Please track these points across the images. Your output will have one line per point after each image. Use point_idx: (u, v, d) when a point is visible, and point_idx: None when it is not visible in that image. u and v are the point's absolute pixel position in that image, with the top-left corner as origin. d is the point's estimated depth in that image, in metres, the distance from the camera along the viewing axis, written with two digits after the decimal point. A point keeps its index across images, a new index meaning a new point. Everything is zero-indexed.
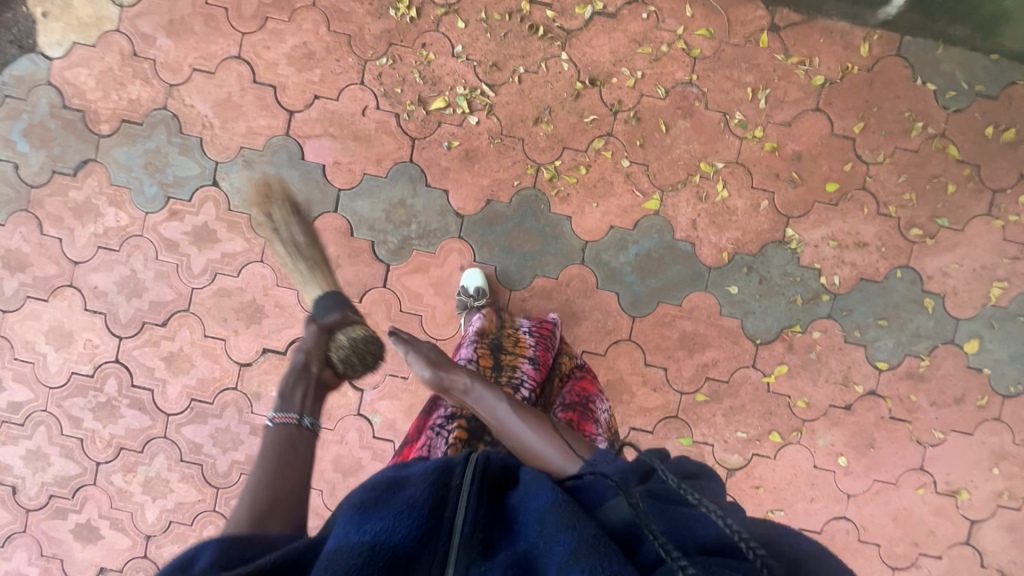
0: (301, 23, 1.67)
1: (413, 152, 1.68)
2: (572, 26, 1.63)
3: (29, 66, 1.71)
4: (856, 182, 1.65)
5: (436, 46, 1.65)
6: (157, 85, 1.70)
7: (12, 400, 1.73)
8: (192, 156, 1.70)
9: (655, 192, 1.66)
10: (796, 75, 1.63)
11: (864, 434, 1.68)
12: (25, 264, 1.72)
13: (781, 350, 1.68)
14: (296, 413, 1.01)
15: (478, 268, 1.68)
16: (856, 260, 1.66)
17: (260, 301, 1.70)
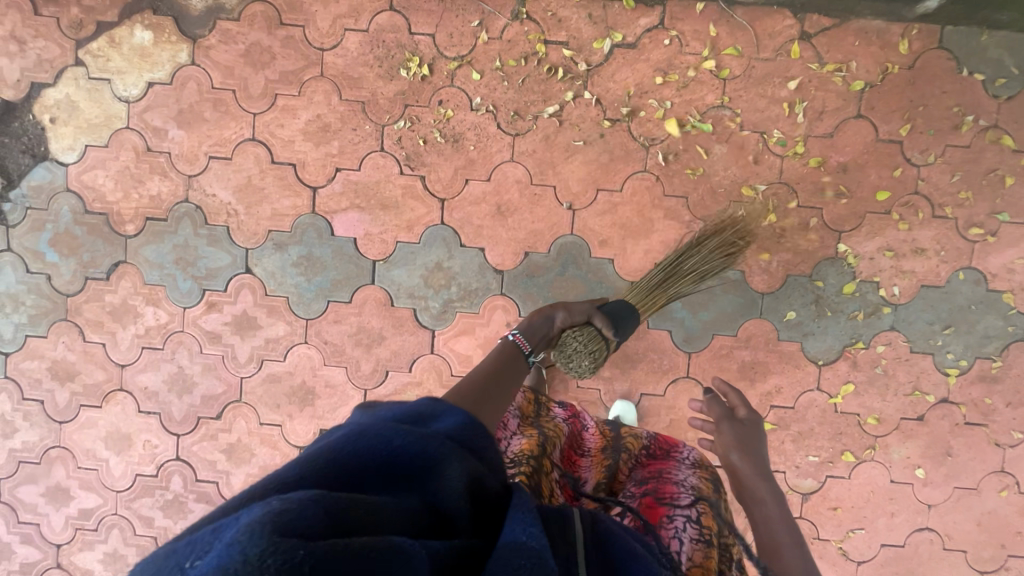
0: (312, 95, 1.62)
1: (443, 214, 1.63)
2: (592, 62, 1.56)
3: (45, 174, 1.68)
4: (908, 186, 1.57)
5: (454, 102, 1.59)
6: (176, 178, 1.66)
7: (82, 507, 1.75)
8: (221, 245, 1.67)
9: (697, 224, 1.61)
10: (832, 82, 1.55)
11: (939, 443, 1.65)
12: (73, 373, 1.73)
13: (845, 369, 1.63)
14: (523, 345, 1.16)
15: None
16: (915, 268, 1.60)
17: (310, 383, 1.69)
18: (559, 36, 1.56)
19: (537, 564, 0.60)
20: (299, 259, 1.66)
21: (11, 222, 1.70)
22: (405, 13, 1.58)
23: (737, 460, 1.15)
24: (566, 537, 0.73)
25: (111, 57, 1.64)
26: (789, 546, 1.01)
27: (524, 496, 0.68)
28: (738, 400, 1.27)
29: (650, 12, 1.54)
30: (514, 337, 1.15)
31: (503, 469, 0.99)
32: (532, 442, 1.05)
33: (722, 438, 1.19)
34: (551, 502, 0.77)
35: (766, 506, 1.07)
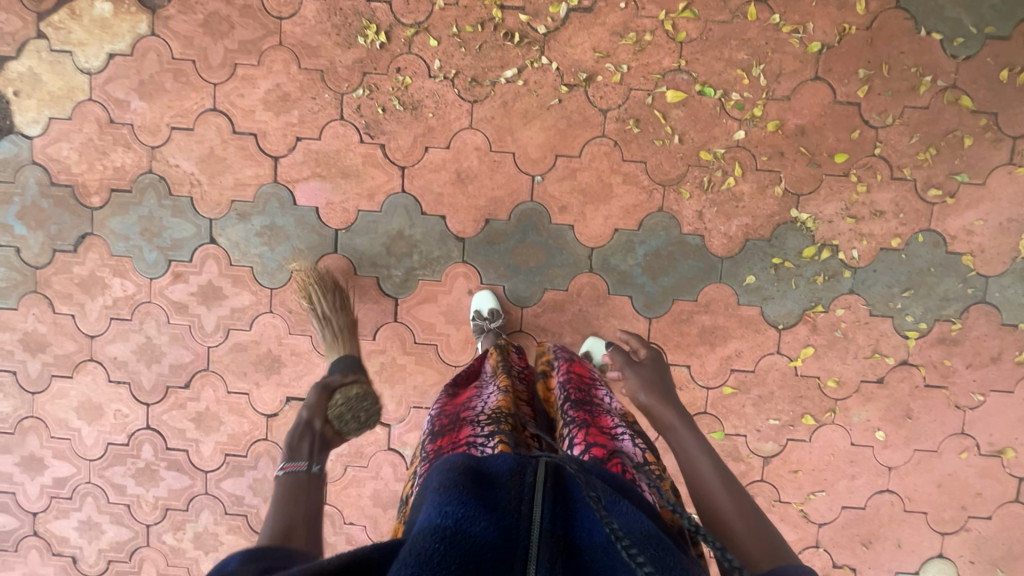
0: (271, 65, 1.62)
1: (404, 182, 1.64)
2: (549, 27, 1.56)
3: (11, 148, 1.70)
4: (866, 148, 1.57)
5: (412, 69, 1.60)
6: (139, 149, 1.67)
7: (57, 476, 1.78)
8: (185, 216, 1.69)
9: (656, 189, 1.61)
10: (790, 44, 1.54)
11: (899, 405, 1.66)
12: (44, 344, 1.75)
13: (805, 333, 1.64)
14: (304, 461, 0.97)
15: (487, 290, 1.66)
16: (874, 231, 1.60)
17: (276, 351, 1.71)
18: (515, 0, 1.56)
19: (450, 534, 0.69)
20: (262, 229, 1.68)
21: None
22: None
23: (643, 397, 1.16)
24: (519, 484, 0.80)
25: (72, 29, 1.65)
26: (701, 457, 1.00)
27: (452, 476, 0.79)
28: (639, 343, 1.30)
29: None
30: (338, 470, 0.96)
31: (481, 425, 0.99)
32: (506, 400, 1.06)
33: (629, 383, 1.19)
34: (510, 458, 0.85)
35: (677, 432, 1.07)
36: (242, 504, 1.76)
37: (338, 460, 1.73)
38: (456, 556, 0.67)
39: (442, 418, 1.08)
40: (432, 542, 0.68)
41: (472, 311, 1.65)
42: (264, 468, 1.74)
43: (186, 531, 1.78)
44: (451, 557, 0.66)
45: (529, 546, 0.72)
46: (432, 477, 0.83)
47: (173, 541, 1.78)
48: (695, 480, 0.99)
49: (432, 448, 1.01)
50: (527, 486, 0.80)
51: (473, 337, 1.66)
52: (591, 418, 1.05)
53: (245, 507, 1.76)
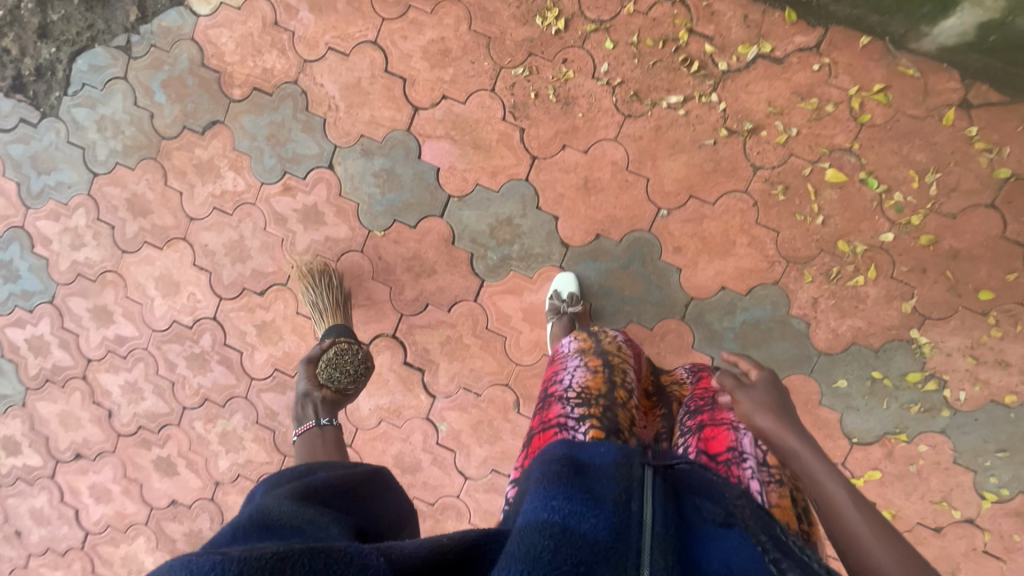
0: (443, 17, 1.61)
1: (530, 172, 1.62)
2: (730, 66, 1.49)
3: (177, 19, 1.75)
4: (1016, 294, 1.46)
5: (577, 64, 1.56)
6: (292, 58, 1.69)
7: (119, 334, 1.86)
8: (313, 135, 1.71)
9: (779, 261, 1.54)
10: (976, 162, 1.43)
11: (949, 561, 1.56)
12: (147, 211, 1.82)
13: (878, 455, 1.56)
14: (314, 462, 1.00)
15: (572, 273, 1.61)
16: (991, 379, 1.49)
17: (353, 290, 1.73)
18: (706, 29, 1.49)
19: (559, 531, 0.64)
20: (380, 171, 1.68)
21: (134, 54, 1.79)
22: None
23: (761, 420, 0.92)
24: (628, 483, 0.73)
25: None
26: (834, 484, 0.81)
27: (549, 470, 0.75)
28: (752, 363, 1.07)
29: (809, 31, 1.45)
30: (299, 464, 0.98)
31: (571, 404, 0.99)
32: (597, 380, 1.03)
33: (742, 405, 0.96)
34: (613, 451, 0.78)
35: (808, 462, 0.85)
36: (274, 420, 1.80)
37: (375, 412, 1.74)
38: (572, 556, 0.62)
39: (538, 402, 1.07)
40: (541, 536, 0.64)
41: (551, 291, 1.61)
42: None
43: (215, 425, 1.83)
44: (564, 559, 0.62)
45: (642, 547, 0.66)
46: (531, 468, 0.81)
47: (201, 430, 1.84)
48: (826, 509, 0.81)
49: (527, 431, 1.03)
50: (635, 483, 0.73)
51: (546, 317, 1.62)
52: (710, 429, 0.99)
53: (276, 423, 1.80)
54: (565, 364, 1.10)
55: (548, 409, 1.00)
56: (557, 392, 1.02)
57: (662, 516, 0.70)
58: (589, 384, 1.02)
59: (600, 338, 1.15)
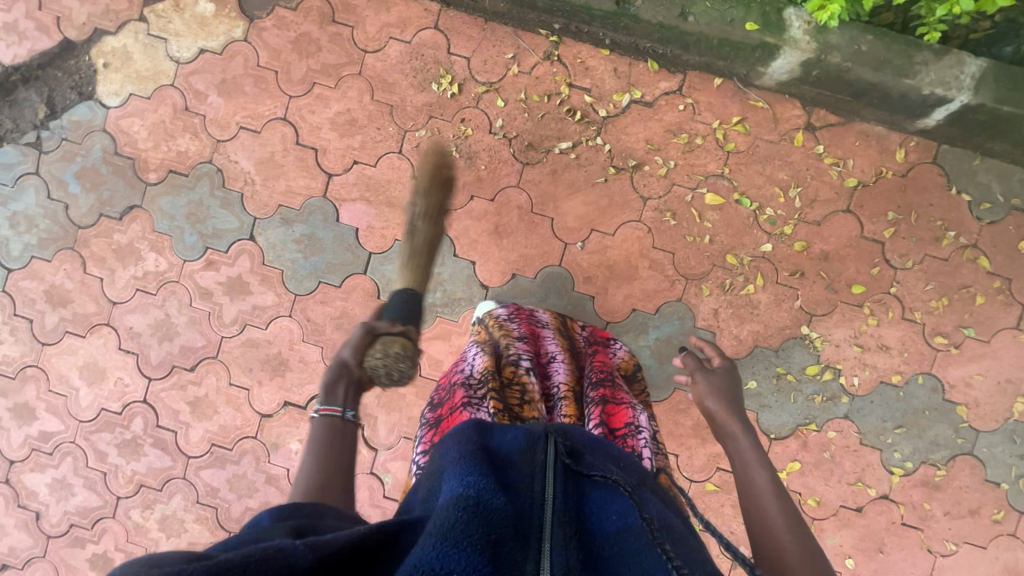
0: (346, 90, 1.73)
1: (444, 223, 1.72)
2: (609, 112, 1.67)
3: (87, 112, 1.80)
4: (883, 285, 1.65)
5: (475, 122, 1.70)
6: (205, 139, 1.77)
7: (44, 429, 1.80)
8: (231, 210, 1.76)
9: (679, 280, 1.68)
10: (829, 175, 1.64)
11: (873, 538, 1.68)
12: (67, 300, 1.81)
13: (795, 447, 1.68)
14: (339, 406, 1.06)
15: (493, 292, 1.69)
16: (877, 363, 1.66)
17: (285, 355, 1.75)
18: (584, 82, 1.67)
19: (472, 502, 0.68)
20: (301, 237, 1.75)
21: (45, 149, 1.82)
22: (448, 34, 1.70)
23: (710, 403, 1.14)
24: (528, 469, 0.80)
25: (172, 19, 1.77)
26: (758, 467, 0.96)
27: (465, 451, 0.79)
28: (712, 352, 1.27)
29: (671, 77, 1.64)
30: (318, 411, 1.04)
31: (473, 389, 1.12)
32: (495, 368, 1.20)
33: (697, 388, 1.19)
34: (517, 439, 0.84)
35: (735, 437, 1.05)
36: (214, 497, 1.76)
37: None
38: (482, 523, 0.65)
39: (439, 392, 1.20)
40: (456, 509, 0.66)
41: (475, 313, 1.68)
42: (246, 465, 1.76)
43: (154, 511, 1.78)
44: (476, 524, 0.65)
45: (544, 526, 0.71)
46: (445, 450, 0.83)
47: (139, 518, 1.78)
48: (744, 479, 0.96)
49: (433, 416, 1.14)
50: (535, 470, 0.80)
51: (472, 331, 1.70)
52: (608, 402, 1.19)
53: (217, 500, 1.76)
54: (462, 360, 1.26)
55: (454, 396, 1.13)
56: (461, 381, 1.16)
57: (560, 495, 0.77)
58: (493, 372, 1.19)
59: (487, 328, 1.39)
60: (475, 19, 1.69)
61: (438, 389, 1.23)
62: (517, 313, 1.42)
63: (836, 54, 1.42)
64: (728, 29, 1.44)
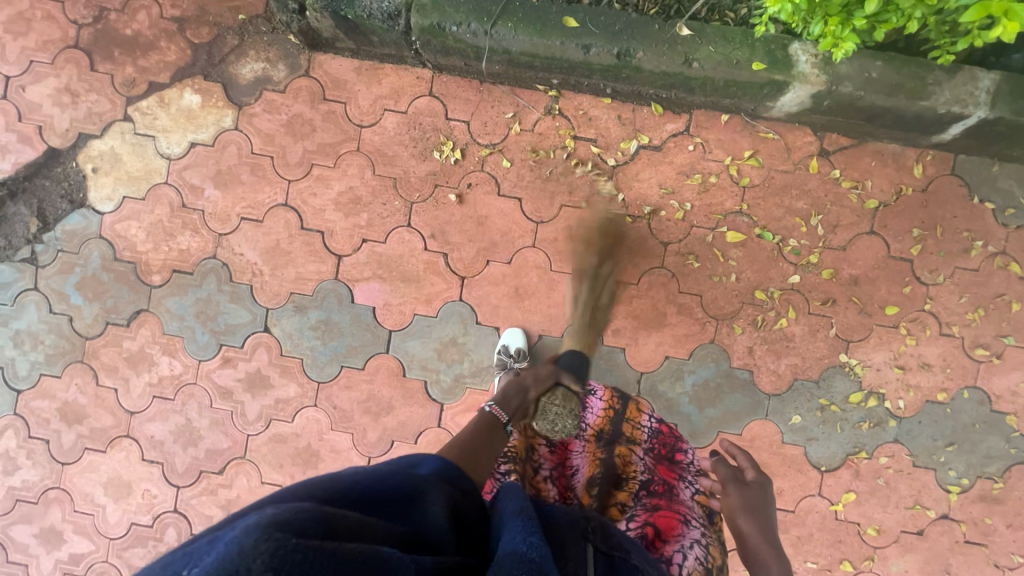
0: (347, 168, 1.68)
1: (463, 291, 1.68)
2: (618, 160, 1.63)
3: (81, 220, 1.74)
4: (916, 303, 1.62)
5: (482, 186, 1.66)
6: (206, 234, 1.71)
7: (73, 552, 1.73)
8: (242, 303, 1.71)
9: (709, 321, 1.64)
10: (848, 199, 1.61)
11: (938, 560, 1.64)
12: (82, 416, 1.74)
13: (847, 477, 1.64)
14: (504, 416, 1.20)
15: (519, 328, 1.66)
16: (920, 382, 1.62)
17: (315, 446, 1.70)
18: (589, 133, 1.63)
19: (534, 568, 0.70)
20: (317, 323, 1.70)
21: (41, 263, 1.75)
22: (444, 100, 1.66)
23: (742, 521, 1.17)
24: (574, 542, 0.87)
25: (158, 116, 1.72)
26: None
27: (524, 508, 0.83)
28: (748, 463, 1.29)
29: (677, 118, 1.61)
30: (489, 407, 1.21)
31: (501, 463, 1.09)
32: (522, 445, 1.17)
33: (728, 500, 1.21)
34: (561, 510, 0.94)
35: (771, 570, 1.11)
36: None
37: None
38: None
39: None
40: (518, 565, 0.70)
41: (499, 346, 1.65)
42: None
43: None
44: None
45: None
46: (502, 503, 0.87)
47: None
48: None
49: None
50: (577, 541, 0.87)
51: (493, 369, 1.66)
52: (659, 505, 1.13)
53: None
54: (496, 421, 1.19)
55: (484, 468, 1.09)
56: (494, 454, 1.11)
57: None
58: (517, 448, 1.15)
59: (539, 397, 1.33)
60: (469, 81, 1.65)
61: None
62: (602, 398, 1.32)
63: (847, 83, 1.39)
64: (735, 70, 1.40)
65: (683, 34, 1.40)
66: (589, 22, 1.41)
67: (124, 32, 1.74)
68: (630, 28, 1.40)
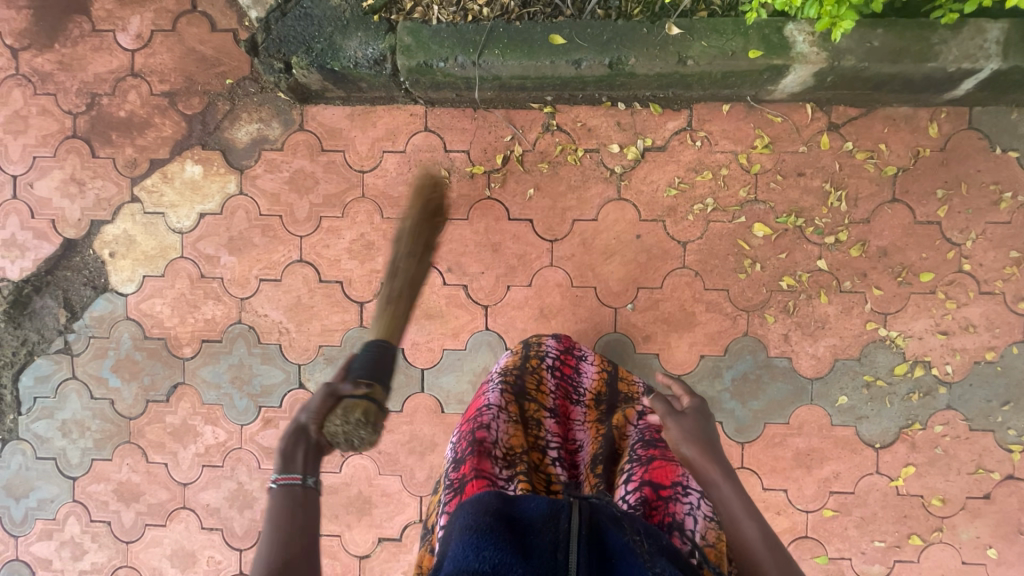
0: (355, 216, 1.68)
1: (488, 320, 1.67)
2: (624, 166, 1.61)
3: (107, 305, 1.78)
4: (952, 266, 1.57)
5: (491, 213, 1.65)
6: (229, 301, 1.73)
7: None
8: (274, 363, 1.73)
9: (740, 314, 1.62)
10: (865, 169, 1.57)
11: (1010, 522, 1.61)
12: (138, 494, 1.78)
13: (904, 451, 1.61)
14: (299, 473, 0.98)
15: None
16: (966, 345, 1.58)
17: (367, 492, 1.72)
18: (591, 143, 1.60)
19: None
20: None
21: (75, 352, 1.79)
22: (440, 132, 1.65)
23: (686, 449, 1.02)
24: (550, 534, 0.74)
25: (164, 191, 1.74)
26: (746, 519, 0.90)
27: (479, 520, 0.75)
28: (682, 391, 1.16)
29: (677, 115, 1.58)
30: (278, 481, 0.96)
31: (500, 465, 1.01)
32: (518, 436, 1.08)
33: (668, 433, 1.05)
34: (545, 501, 0.79)
35: (721, 488, 0.95)
36: None
37: None
38: None
39: (460, 442, 1.07)
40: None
41: None
42: None
43: None
44: None
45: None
46: (461, 514, 0.80)
47: None
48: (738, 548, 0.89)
49: (454, 477, 1.00)
50: (562, 536, 0.73)
51: None
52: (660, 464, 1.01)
53: None
54: (487, 410, 1.10)
55: (477, 459, 1.00)
56: (484, 441, 1.03)
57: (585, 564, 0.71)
58: (507, 444, 1.05)
59: (526, 363, 1.25)
60: (463, 110, 1.63)
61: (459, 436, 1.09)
62: (565, 347, 1.29)
63: (850, 56, 1.35)
64: (733, 61, 1.36)
65: (674, 34, 1.37)
66: (576, 36, 1.39)
67: (118, 114, 1.75)
68: (618, 37, 1.38)
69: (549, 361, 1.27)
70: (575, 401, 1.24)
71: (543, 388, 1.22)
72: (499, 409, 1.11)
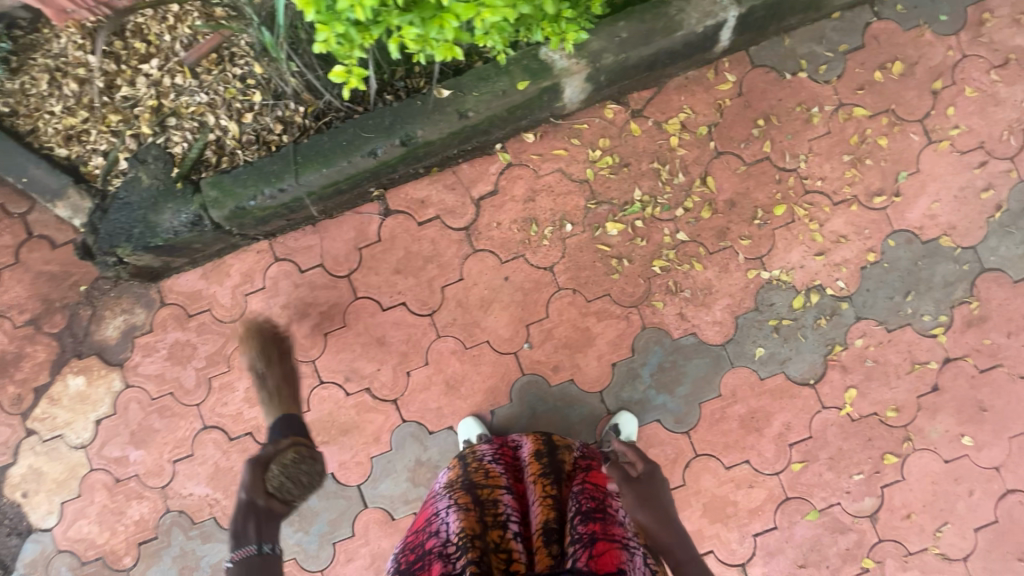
0: (241, 364, 1.68)
1: (401, 412, 1.65)
2: (467, 220, 1.64)
3: (36, 546, 1.72)
4: (799, 191, 1.61)
5: (365, 310, 1.66)
6: (151, 494, 1.69)
7: None
8: (216, 538, 1.67)
9: (631, 312, 1.62)
10: (682, 137, 1.63)
11: (968, 403, 1.57)
12: None
13: (839, 376, 1.59)
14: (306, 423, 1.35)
15: (471, 415, 1.62)
16: (846, 256, 1.60)
17: None
18: (429, 213, 1.65)
19: None
20: (290, 517, 1.65)
21: None
22: (291, 257, 1.68)
23: (640, 515, 1.17)
24: None
25: (56, 413, 1.73)
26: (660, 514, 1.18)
27: None
28: (635, 458, 1.32)
29: (495, 157, 1.64)
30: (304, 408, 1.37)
31: (453, 560, 0.94)
32: (471, 520, 1.02)
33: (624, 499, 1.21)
34: None
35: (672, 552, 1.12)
36: None
37: None
38: None
39: (406, 554, 1.03)
40: None
41: (461, 442, 1.60)
42: None
43: None
44: None
45: None
46: None
47: None
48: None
49: None
50: None
51: None
52: (602, 532, 1.00)
53: None
54: (436, 515, 1.07)
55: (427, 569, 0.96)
56: (433, 548, 0.99)
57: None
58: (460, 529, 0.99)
59: (468, 468, 1.18)
60: (303, 230, 1.68)
61: (410, 549, 1.05)
62: (499, 446, 1.28)
63: (607, 54, 1.43)
64: (507, 98, 1.43)
65: (445, 95, 1.43)
66: (360, 132, 1.44)
67: None
68: (398, 117, 1.44)
69: (489, 459, 1.22)
70: (521, 475, 1.21)
71: (492, 474, 1.16)
72: (448, 506, 1.07)
